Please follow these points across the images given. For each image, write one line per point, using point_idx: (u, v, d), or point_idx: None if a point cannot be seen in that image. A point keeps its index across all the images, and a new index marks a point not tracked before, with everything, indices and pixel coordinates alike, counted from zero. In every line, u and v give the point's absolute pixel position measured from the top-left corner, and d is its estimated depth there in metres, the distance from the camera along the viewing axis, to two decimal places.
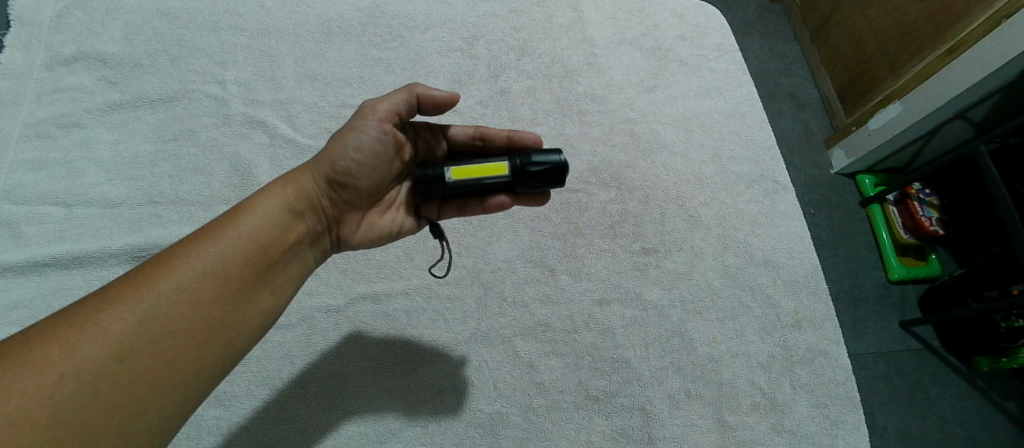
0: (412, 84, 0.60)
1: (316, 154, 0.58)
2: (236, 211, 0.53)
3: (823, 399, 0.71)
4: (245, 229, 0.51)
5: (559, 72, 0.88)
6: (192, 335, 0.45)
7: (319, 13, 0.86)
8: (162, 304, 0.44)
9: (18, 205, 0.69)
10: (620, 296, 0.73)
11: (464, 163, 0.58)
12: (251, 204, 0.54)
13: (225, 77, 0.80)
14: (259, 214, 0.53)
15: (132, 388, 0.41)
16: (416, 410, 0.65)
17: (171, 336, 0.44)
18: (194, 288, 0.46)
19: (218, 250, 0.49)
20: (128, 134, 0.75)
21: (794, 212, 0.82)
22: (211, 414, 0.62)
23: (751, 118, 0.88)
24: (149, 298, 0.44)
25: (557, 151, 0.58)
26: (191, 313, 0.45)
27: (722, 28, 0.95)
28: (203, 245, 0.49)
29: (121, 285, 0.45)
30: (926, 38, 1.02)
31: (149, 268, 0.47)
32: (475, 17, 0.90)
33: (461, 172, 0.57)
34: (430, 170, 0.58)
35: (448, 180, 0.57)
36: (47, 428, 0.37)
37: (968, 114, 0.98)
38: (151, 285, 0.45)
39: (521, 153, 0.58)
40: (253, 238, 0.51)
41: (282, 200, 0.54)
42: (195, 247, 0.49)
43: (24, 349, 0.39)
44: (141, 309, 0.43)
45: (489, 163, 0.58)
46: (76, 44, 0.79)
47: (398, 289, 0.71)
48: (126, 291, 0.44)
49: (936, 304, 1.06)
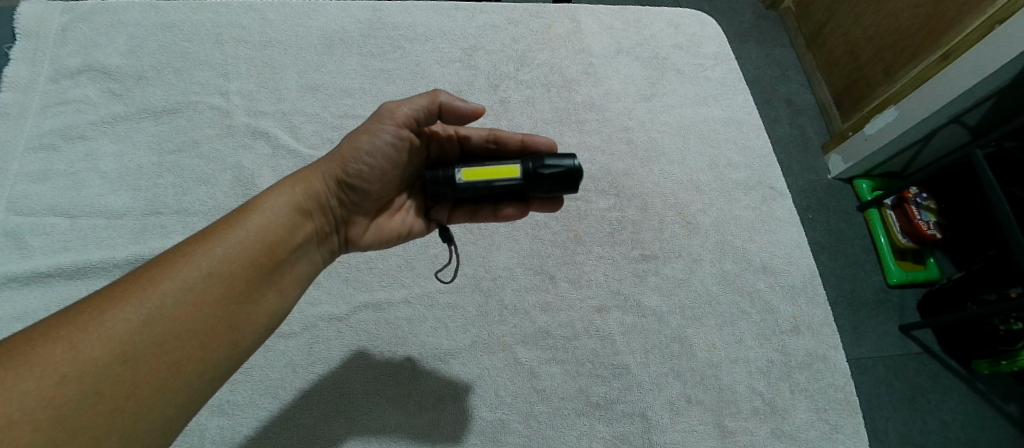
0: (435, 92, 0.60)
1: (327, 154, 0.58)
2: (243, 210, 0.54)
3: (822, 404, 0.71)
4: (252, 229, 0.52)
5: (557, 82, 0.89)
6: (197, 335, 0.46)
7: (321, 24, 0.88)
8: (167, 304, 0.45)
9: (22, 216, 0.70)
10: (619, 303, 0.74)
11: (476, 165, 0.58)
12: (258, 203, 0.54)
13: (228, 89, 0.81)
14: (265, 214, 0.54)
15: (134, 389, 0.42)
16: (418, 418, 0.65)
17: (175, 336, 0.45)
18: (199, 288, 0.47)
19: (224, 250, 0.50)
20: (132, 145, 0.76)
21: (791, 218, 0.83)
22: (214, 423, 0.62)
23: (748, 126, 0.90)
24: (154, 298, 0.45)
25: (570, 156, 0.58)
26: (196, 314, 0.46)
27: (718, 37, 0.97)
28: (210, 245, 0.50)
29: (126, 285, 0.46)
30: (920, 45, 1.03)
31: (154, 268, 0.47)
32: (475, 28, 0.91)
33: (472, 174, 0.58)
34: (441, 172, 0.58)
35: (458, 181, 0.58)
36: (48, 428, 0.38)
37: (963, 119, 0.99)
38: (157, 285, 0.46)
39: (534, 157, 0.58)
40: (260, 238, 0.52)
41: (290, 201, 0.55)
42: (201, 247, 0.49)
43: (25, 349, 0.40)
44: (146, 309, 0.44)
45: (500, 166, 0.58)
46: (81, 56, 0.80)
47: (400, 297, 0.71)
48: (132, 291, 0.45)
49: (935, 308, 1.07)
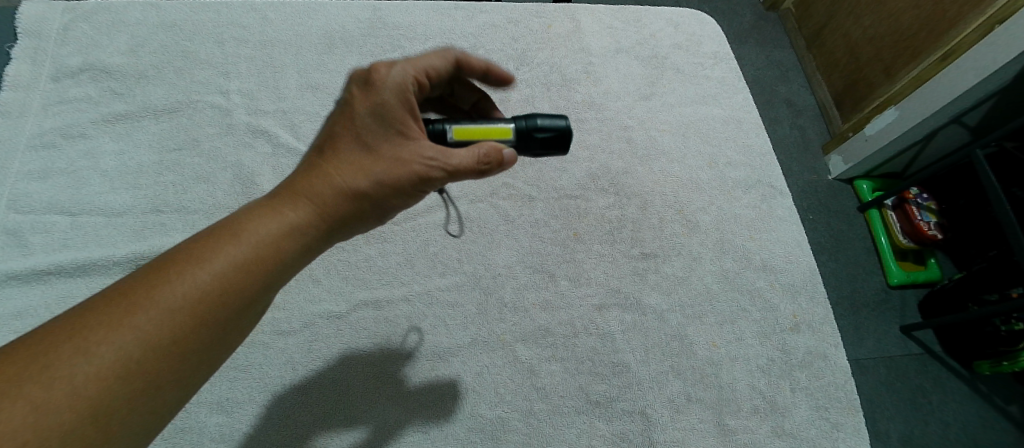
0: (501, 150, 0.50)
1: (345, 171, 0.49)
2: (239, 231, 0.46)
3: (823, 403, 0.71)
4: (250, 255, 0.45)
5: (557, 81, 0.89)
6: (184, 380, 0.41)
7: (322, 24, 0.88)
8: (153, 349, 0.39)
9: (23, 214, 0.70)
10: (619, 301, 0.74)
11: (466, 122, 0.53)
12: (258, 225, 0.47)
13: (229, 88, 0.81)
14: (258, 242, 0.46)
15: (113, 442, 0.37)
16: (417, 416, 0.65)
17: (161, 383, 0.40)
18: (191, 328, 0.41)
19: (220, 280, 0.44)
20: (132, 143, 0.76)
21: (791, 216, 0.83)
22: (214, 420, 0.62)
23: (748, 124, 0.90)
24: (138, 342, 0.39)
25: (562, 117, 0.56)
26: (185, 359, 0.41)
27: (717, 37, 0.97)
28: (205, 272, 0.43)
29: (94, 324, 0.39)
30: (920, 45, 1.03)
31: (121, 302, 0.40)
32: (475, 27, 0.91)
33: (463, 133, 0.53)
34: (428, 127, 0.52)
35: (447, 140, 0.53)
36: None
37: (964, 119, 0.99)
38: (143, 323, 0.40)
39: (525, 115, 0.55)
40: (259, 268, 0.46)
41: (294, 224, 0.48)
42: (177, 277, 0.42)
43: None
44: (130, 354, 0.38)
45: (492, 125, 0.54)
46: (82, 55, 0.81)
47: (399, 295, 0.71)
48: (112, 327, 0.39)
49: (936, 308, 1.07)
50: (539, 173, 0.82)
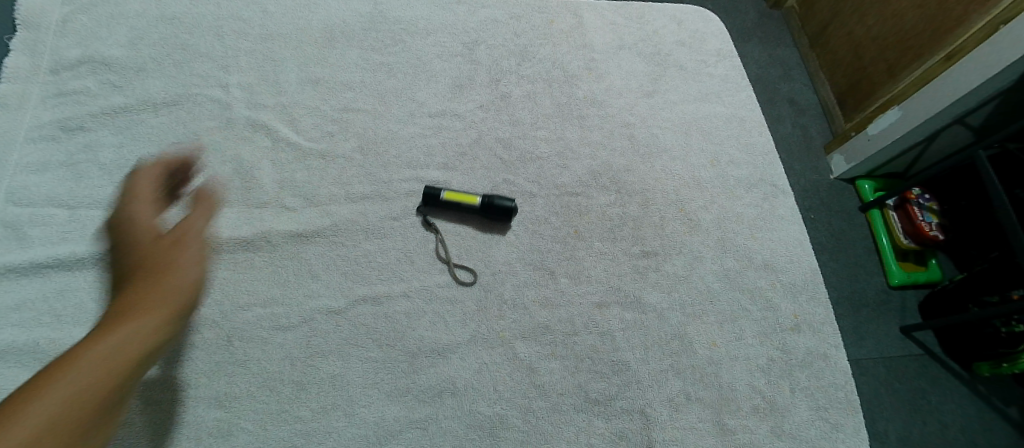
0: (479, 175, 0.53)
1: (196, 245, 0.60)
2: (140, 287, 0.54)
3: (823, 403, 0.71)
4: (168, 297, 0.55)
5: (559, 77, 0.88)
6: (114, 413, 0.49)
7: (323, 17, 0.87)
8: (93, 386, 0.47)
9: (22, 207, 0.70)
10: (619, 299, 0.73)
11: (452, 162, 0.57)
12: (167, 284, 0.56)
13: (229, 81, 0.81)
14: (172, 298, 0.55)
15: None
16: (416, 412, 0.65)
17: (105, 411, 0.47)
18: (124, 360, 0.50)
19: (150, 323, 0.53)
20: (131, 137, 0.76)
21: (793, 216, 0.83)
22: (212, 415, 0.62)
23: (750, 123, 0.89)
24: (78, 378, 0.46)
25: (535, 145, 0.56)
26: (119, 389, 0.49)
27: (720, 34, 0.96)
28: (137, 318, 0.52)
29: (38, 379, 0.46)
30: (925, 45, 1.03)
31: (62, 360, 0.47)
32: (476, 22, 0.91)
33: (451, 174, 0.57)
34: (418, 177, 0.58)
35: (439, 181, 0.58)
36: None
37: (967, 120, 0.98)
38: (77, 366, 0.47)
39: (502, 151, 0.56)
40: (172, 312, 0.55)
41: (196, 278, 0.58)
42: (113, 328, 0.51)
43: None
44: (77, 383, 0.46)
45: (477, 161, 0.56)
46: (82, 48, 0.80)
47: (399, 291, 0.71)
48: (56, 370, 0.46)
49: (937, 309, 1.06)
50: (540, 170, 0.81)
